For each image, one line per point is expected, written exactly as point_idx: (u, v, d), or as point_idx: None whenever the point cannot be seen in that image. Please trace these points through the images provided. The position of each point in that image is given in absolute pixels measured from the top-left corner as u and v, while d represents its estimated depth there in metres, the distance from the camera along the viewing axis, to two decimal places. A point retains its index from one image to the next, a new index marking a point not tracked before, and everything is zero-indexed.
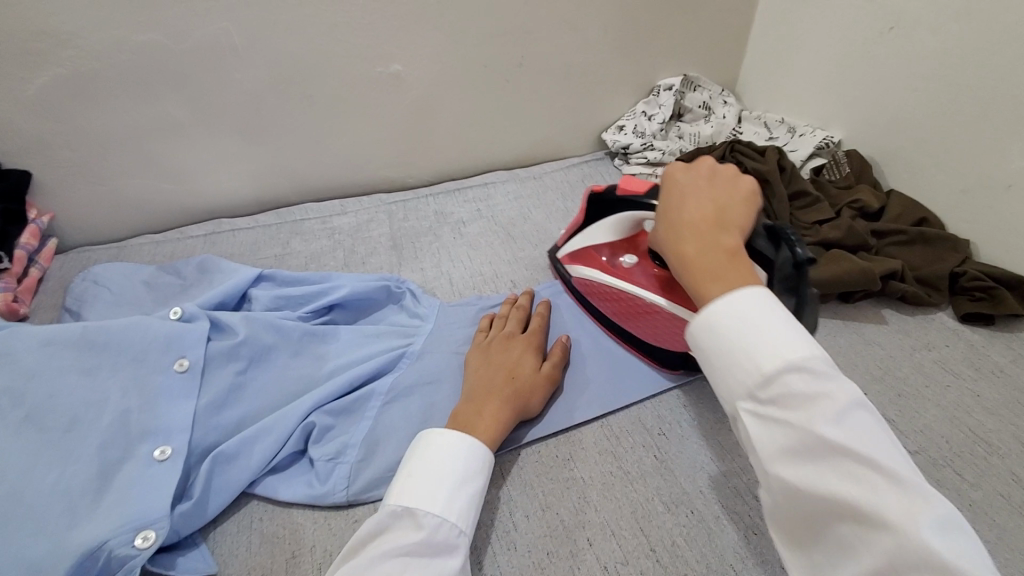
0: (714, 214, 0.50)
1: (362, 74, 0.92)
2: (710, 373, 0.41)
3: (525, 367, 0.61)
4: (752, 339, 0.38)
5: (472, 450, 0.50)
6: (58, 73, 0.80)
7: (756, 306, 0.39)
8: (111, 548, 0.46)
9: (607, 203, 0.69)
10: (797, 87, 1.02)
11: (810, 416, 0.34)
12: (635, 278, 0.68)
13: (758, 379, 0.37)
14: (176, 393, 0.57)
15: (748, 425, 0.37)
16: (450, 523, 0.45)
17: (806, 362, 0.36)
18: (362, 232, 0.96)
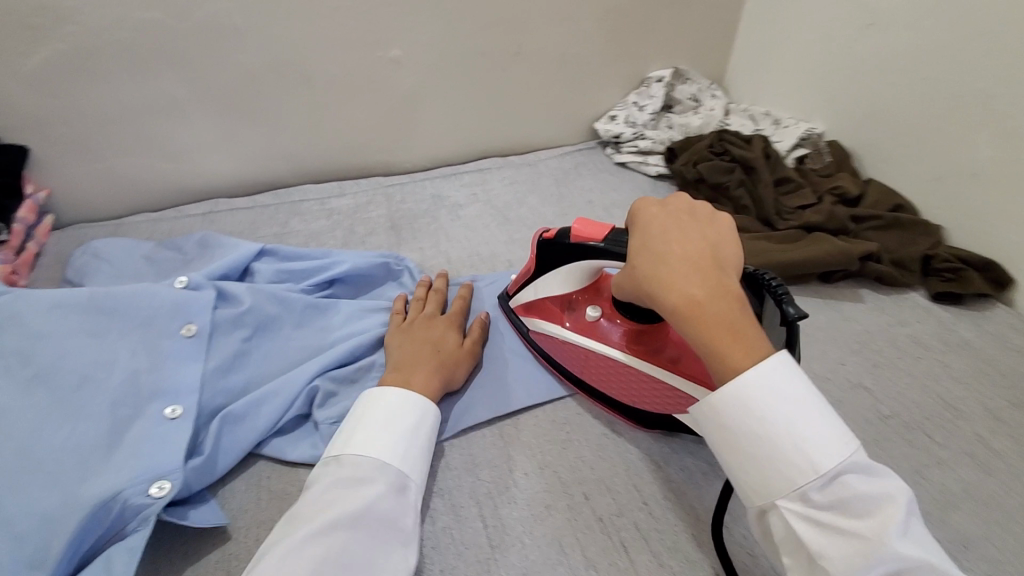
0: (710, 258, 0.48)
1: (362, 58, 0.94)
2: (757, 472, 0.43)
3: (448, 341, 0.64)
4: (804, 438, 0.41)
5: (398, 397, 0.54)
6: (58, 48, 0.80)
7: (799, 398, 0.42)
8: (126, 498, 0.47)
9: (561, 253, 0.60)
10: (782, 82, 1.06)
11: (879, 523, 0.38)
12: (602, 334, 0.62)
13: (816, 482, 0.40)
14: (182, 356, 0.58)
15: (807, 531, 0.40)
16: (372, 460, 0.49)
17: (860, 465, 0.41)
18: (360, 213, 0.98)
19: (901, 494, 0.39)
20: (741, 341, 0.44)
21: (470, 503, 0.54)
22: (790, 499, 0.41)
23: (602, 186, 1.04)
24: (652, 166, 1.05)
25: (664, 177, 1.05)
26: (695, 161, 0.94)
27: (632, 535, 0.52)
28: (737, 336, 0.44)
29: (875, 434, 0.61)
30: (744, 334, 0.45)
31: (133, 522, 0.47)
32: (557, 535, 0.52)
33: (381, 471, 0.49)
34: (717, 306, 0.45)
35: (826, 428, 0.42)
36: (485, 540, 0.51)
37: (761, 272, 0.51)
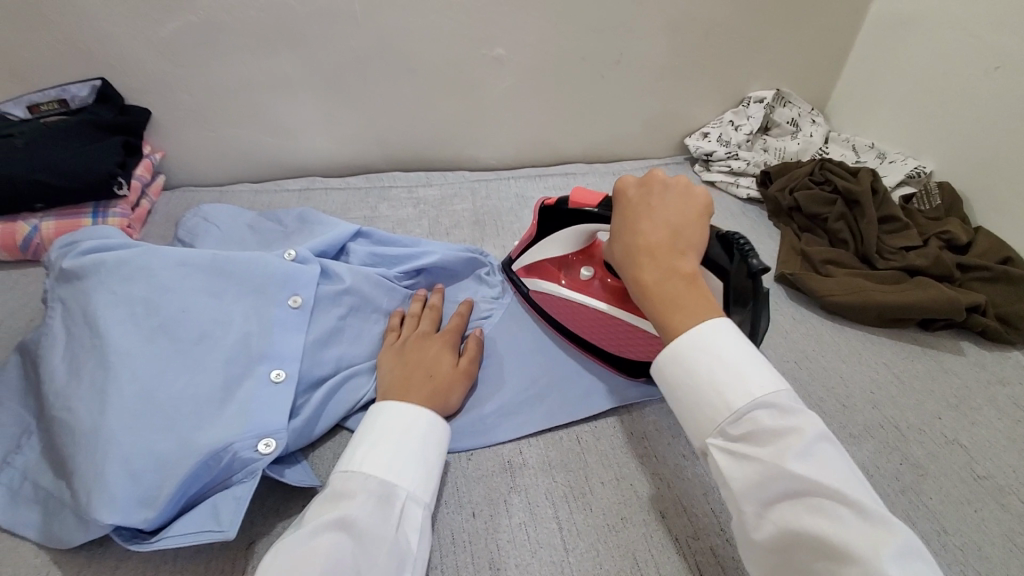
0: (668, 241, 0.52)
1: (466, 54, 0.96)
2: (688, 415, 0.46)
3: (443, 365, 0.62)
4: (722, 379, 0.44)
5: (389, 411, 0.54)
6: (190, 20, 0.86)
7: (728, 350, 0.45)
8: (236, 450, 0.51)
9: (560, 215, 0.67)
10: (890, 115, 1.02)
11: (780, 449, 0.39)
12: (593, 290, 0.69)
13: (729, 418, 0.43)
14: (288, 325, 0.61)
15: (721, 461, 0.42)
16: (359, 476, 0.49)
17: (771, 402, 0.41)
18: (446, 205, 1.00)
19: (809, 425, 0.39)
20: (682, 314, 0.48)
21: (545, 501, 0.56)
22: (714, 436, 0.43)
23: None
24: (743, 188, 1.02)
25: (753, 201, 1.01)
26: (793, 188, 0.91)
27: (708, 561, 0.51)
28: (680, 310, 0.48)
29: (970, 496, 0.58)
30: (689, 309, 0.48)
31: (239, 474, 0.51)
32: (631, 549, 0.52)
33: (366, 484, 0.48)
34: (662, 285, 0.49)
35: (748, 369, 0.43)
36: (559, 542, 0.52)
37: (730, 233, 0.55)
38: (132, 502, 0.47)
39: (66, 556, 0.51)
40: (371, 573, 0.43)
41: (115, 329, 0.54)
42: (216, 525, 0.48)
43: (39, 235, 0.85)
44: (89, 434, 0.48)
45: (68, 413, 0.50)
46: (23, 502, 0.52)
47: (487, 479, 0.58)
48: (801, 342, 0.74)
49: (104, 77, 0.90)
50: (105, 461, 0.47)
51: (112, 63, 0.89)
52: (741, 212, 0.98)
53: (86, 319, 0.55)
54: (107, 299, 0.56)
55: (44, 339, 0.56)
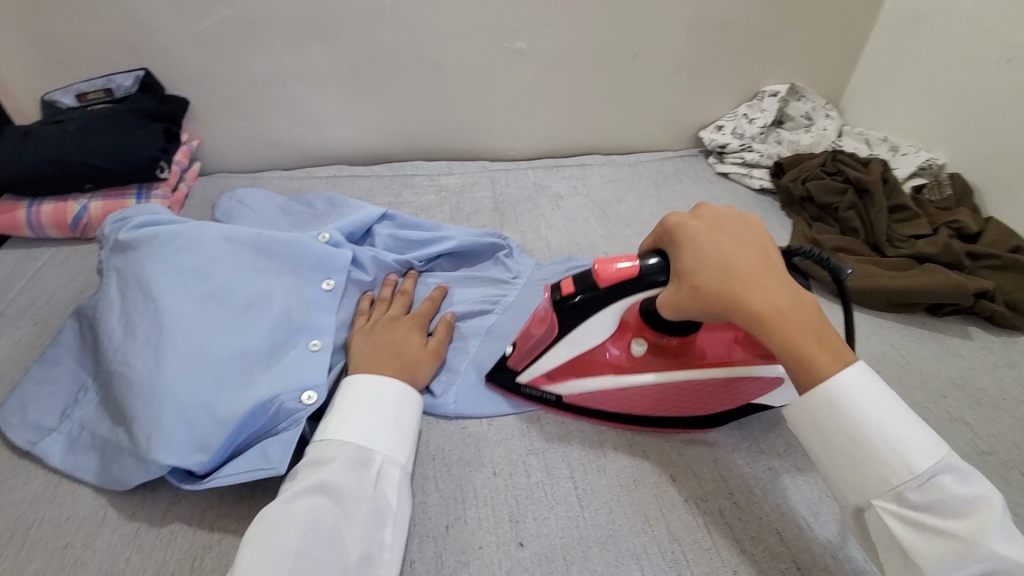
0: (771, 266, 0.50)
1: (489, 48, 1.00)
2: (849, 472, 0.46)
3: (411, 344, 0.64)
4: (900, 441, 0.44)
5: (361, 382, 0.58)
6: (230, 15, 0.91)
7: (894, 407, 0.46)
8: (282, 401, 0.55)
9: (599, 301, 0.53)
10: (904, 109, 1.03)
11: (975, 524, 0.42)
12: (652, 365, 0.59)
13: (911, 482, 0.44)
14: (322, 305, 0.65)
15: (897, 527, 0.44)
16: (335, 442, 0.53)
17: (951, 467, 0.44)
18: (467, 193, 1.03)
19: (995, 497, 0.43)
20: (827, 345, 0.47)
21: (561, 463, 0.59)
22: (885, 498, 0.45)
23: (701, 194, 1.05)
24: (756, 179, 1.04)
25: (766, 192, 1.03)
26: (805, 178, 0.94)
27: (716, 520, 0.54)
28: (823, 341, 0.47)
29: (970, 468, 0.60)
30: (829, 339, 0.48)
31: (284, 423, 0.55)
32: (643, 507, 0.55)
33: (343, 449, 0.53)
34: (797, 315, 0.48)
35: (920, 432, 0.45)
36: (575, 500, 0.56)
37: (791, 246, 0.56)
38: (187, 446, 0.51)
39: (122, 499, 0.56)
40: (351, 530, 0.48)
41: (169, 294, 0.58)
42: (266, 464, 0.52)
43: (87, 215, 0.91)
44: (148, 386, 0.53)
45: (127, 367, 0.55)
46: (80, 450, 0.57)
47: (506, 442, 0.61)
48: None
49: (147, 68, 0.95)
50: (164, 409, 0.52)
51: (154, 53, 0.94)
52: (754, 203, 1.00)
53: (141, 286, 0.59)
54: (161, 268, 0.60)
55: (102, 304, 0.61)
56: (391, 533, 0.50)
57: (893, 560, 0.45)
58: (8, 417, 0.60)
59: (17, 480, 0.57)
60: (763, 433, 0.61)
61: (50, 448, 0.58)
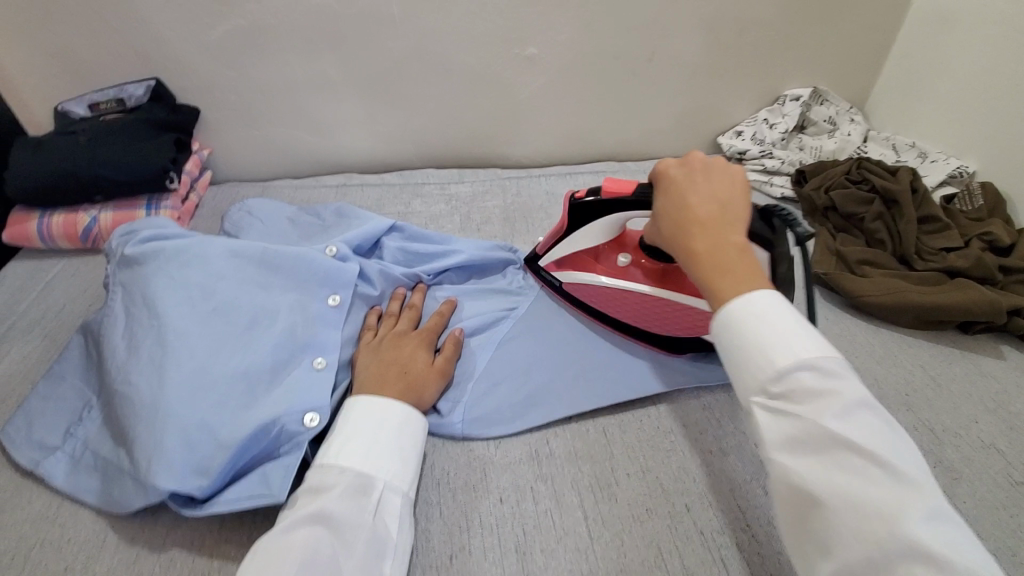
0: (719, 211, 0.51)
1: (500, 54, 0.98)
2: (731, 371, 0.45)
3: (417, 362, 0.62)
4: (768, 339, 0.43)
5: (362, 404, 0.56)
6: (238, 24, 0.90)
7: (775, 314, 0.44)
8: (283, 424, 0.54)
9: (592, 205, 0.67)
10: (933, 112, 0.99)
11: (819, 407, 0.39)
12: (632, 277, 0.70)
13: (771, 376, 0.42)
14: (328, 320, 0.64)
15: (760, 417, 0.42)
16: (333, 467, 0.52)
17: (814, 363, 0.41)
18: (478, 201, 1.01)
19: (848, 390, 0.39)
20: (733, 284, 0.46)
21: (571, 490, 0.57)
22: (755, 394, 0.43)
23: None
24: (777, 187, 0.99)
25: (788, 201, 0.99)
26: (828, 187, 0.90)
27: (732, 554, 0.52)
28: (732, 280, 0.47)
29: (1006, 502, 0.57)
30: (740, 280, 0.46)
31: (286, 447, 0.54)
32: (655, 540, 0.53)
33: (343, 476, 0.51)
34: (714, 255, 0.48)
35: (796, 333, 0.43)
36: (584, 530, 0.53)
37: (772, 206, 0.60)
38: (187, 470, 0.50)
39: (123, 521, 0.55)
40: (349, 563, 0.46)
41: (172, 312, 0.57)
42: (266, 490, 0.51)
43: (97, 225, 0.91)
44: (149, 407, 0.52)
45: (128, 388, 0.54)
46: (83, 470, 0.57)
47: (513, 467, 0.59)
48: (834, 343, 0.73)
49: (158, 77, 0.95)
50: (164, 432, 0.50)
51: (165, 63, 0.94)
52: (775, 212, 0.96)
53: (145, 303, 0.58)
54: (166, 284, 0.59)
55: (106, 321, 0.60)
56: (390, 565, 0.48)
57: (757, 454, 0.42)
58: (13, 435, 0.59)
59: (21, 499, 0.57)
60: None
61: (52, 469, 0.57)
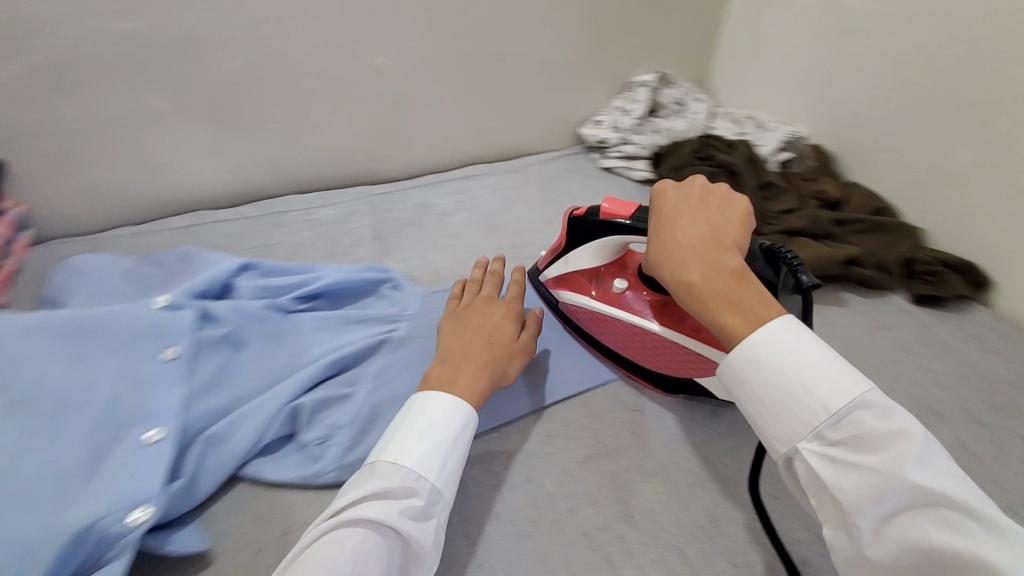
0: (713, 236, 0.52)
1: (347, 66, 0.93)
2: (771, 416, 0.43)
3: (503, 334, 0.62)
4: (815, 379, 0.41)
5: (454, 407, 0.52)
6: (31, 62, 0.79)
7: (804, 348, 0.43)
8: (106, 524, 0.47)
9: (590, 227, 0.67)
10: (765, 85, 1.06)
11: (895, 456, 0.37)
12: (626, 303, 0.68)
13: (828, 420, 0.40)
14: (164, 380, 0.57)
15: (821, 469, 0.40)
16: (405, 470, 0.47)
17: (871, 402, 0.40)
18: (345, 223, 0.96)
19: (917, 428, 0.38)
20: (739, 311, 0.46)
21: (455, 520, 0.54)
22: (808, 440, 0.41)
23: (588, 191, 1.03)
24: (638, 171, 1.04)
25: (649, 182, 1.04)
26: (680, 166, 0.94)
27: (617, 548, 0.52)
28: (737, 307, 0.46)
29: None
30: (746, 306, 0.46)
31: (113, 549, 0.47)
32: (542, 551, 0.52)
33: (410, 482, 0.47)
34: (714, 281, 0.48)
35: (838, 368, 0.42)
36: (470, 559, 0.51)
37: (775, 246, 0.56)
38: None
39: None
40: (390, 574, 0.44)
41: None
42: None
43: None
44: None
45: None
46: None
47: None
48: None
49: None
50: None
51: None
52: (638, 196, 1.01)
53: None
54: None
55: None
56: None
57: (825, 507, 0.41)
58: None
59: None
60: (656, 447, 0.61)
61: None
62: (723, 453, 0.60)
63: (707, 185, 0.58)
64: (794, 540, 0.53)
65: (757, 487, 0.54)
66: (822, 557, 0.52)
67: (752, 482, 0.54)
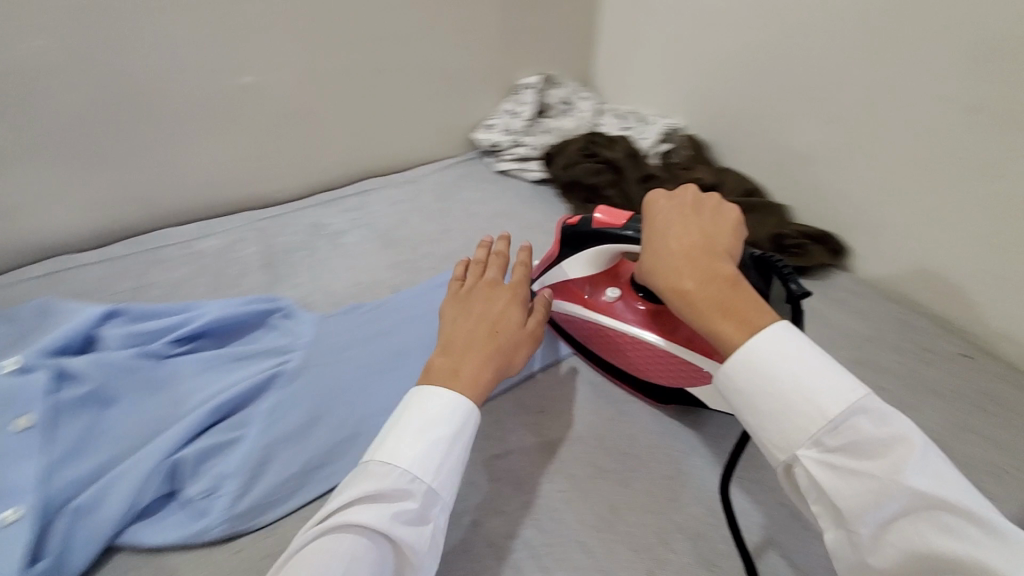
0: (706, 244, 0.51)
1: (213, 87, 0.88)
2: (768, 423, 0.44)
3: (509, 321, 0.59)
4: (813, 387, 0.42)
5: (456, 402, 0.50)
6: None
7: (798, 354, 0.43)
8: None
9: (583, 235, 0.64)
10: (642, 79, 1.10)
11: (894, 462, 0.39)
12: (617, 312, 0.66)
13: (826, 428, 0.41)
14: (21, 450, 0.54)
15: (822, 476, 0.41)
16: (400, 470, 0.46)
17: (868, 408, 0.41)
18: (230, 253, 0.90)
19: (913, 433, 0.39)
20: (736, 320, 0.46)
21: None
22: (806, 447, 0.42)
23: (485, 196, 1.03)
24: (531, 172, 1.06)
25: (544, 182, 1.05)
26: (568, 165, 0.96)
27: (524, 554, 0.52)
28: (733, 317, 0.46)
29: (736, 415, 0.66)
30: (742, 315, 0.46)
31: None
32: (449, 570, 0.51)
33: (403, 481, 0.45)
34: (708, 291, 0.48)
35: (834, 373, 0.42)
36: None
37: (769, 255, 0.56)
38: None
39: None
40: None
41: None
42: None
43: None
44: None
45: None
46: None
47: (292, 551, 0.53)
48: None
49: None
50: None
51: None
52: (534, 197, 1.02)
53: None
54: None
55: None
56: None
57: (827, 512, 0.42)
58: None
59: None
60: (560, 446, 0.62)
61: None
62: (622, 443, 0.62)
63: (699, 192, 0.57)
64: (688, 517, 0.55)
65: (727, 482, 0.55)
66: (713, 528, 0.55)
67: (723, 479, 0.56)
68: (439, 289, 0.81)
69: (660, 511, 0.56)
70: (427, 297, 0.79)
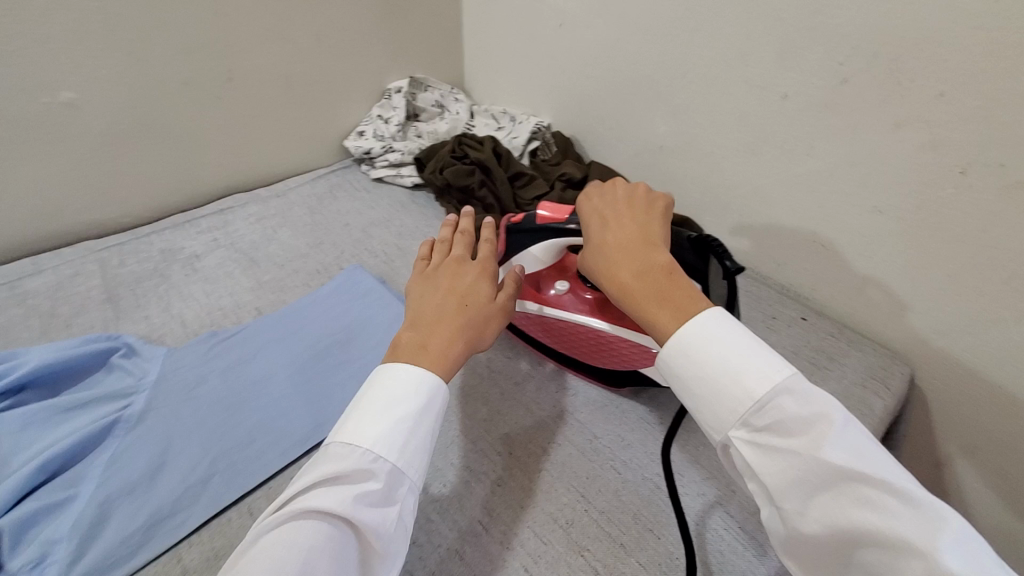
0: (642, 237, 0.51)
1: (22, 107, 0.77)
2: (703, 406, 0.43)
3: (478, 294, 0.52)
4: (740, 367, 0.42)
5: (420, 382, 0.45)
6: None
7: (733, 336, 0.43)
8: None
9: (528, 233, 0.62)
10: (509, 80, 1.11)
11: (814, 438, 0.38)
12: (566, 305, 0.64)
13: (751, 408, 0.40)
14: None
15: (751, 456, 0.40)
16: (362, 450, 0.41)
17: (793, 388, 0.40)
18: (65, 290, 0.81)
19: (835, 410, 0.39)
20: (671, 310, 0.46)
21: None
22: (737, 428, 0.41)
23: (358, 205, 0.99)
24: (406, 177, 1.03)
25: (420, 186, 1.04)
26: (441, 168, 0.96)
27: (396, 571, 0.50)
28: (669, 307, 0.46)
29: (616, 395, 0.67)
30: (677, 305, 0.46)
31: None
32: None
33: (365, 462, 0.40)
34: (645, 283, 0.48)
35: (765, 354, 0.42)
36: None
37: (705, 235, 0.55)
38: None
39: None
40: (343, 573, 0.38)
41: None
42: None
43: None
44: None
45: None
46: None
47: None
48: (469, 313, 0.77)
49: None
50: None
51: None
52: (409, 202, 1.00)
53: None
54: None
55: None
56: None
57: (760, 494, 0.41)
58: None
59: None
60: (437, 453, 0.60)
61: None
62: (498, 442, 0.62)
63: (628, 184, 0.56)
64: (562, 506, 0.56)
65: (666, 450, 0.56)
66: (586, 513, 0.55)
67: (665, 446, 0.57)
68: (306, 307, 0.77)
69: (534, 505, 0.56)
70: (291, 318, 0.75)
